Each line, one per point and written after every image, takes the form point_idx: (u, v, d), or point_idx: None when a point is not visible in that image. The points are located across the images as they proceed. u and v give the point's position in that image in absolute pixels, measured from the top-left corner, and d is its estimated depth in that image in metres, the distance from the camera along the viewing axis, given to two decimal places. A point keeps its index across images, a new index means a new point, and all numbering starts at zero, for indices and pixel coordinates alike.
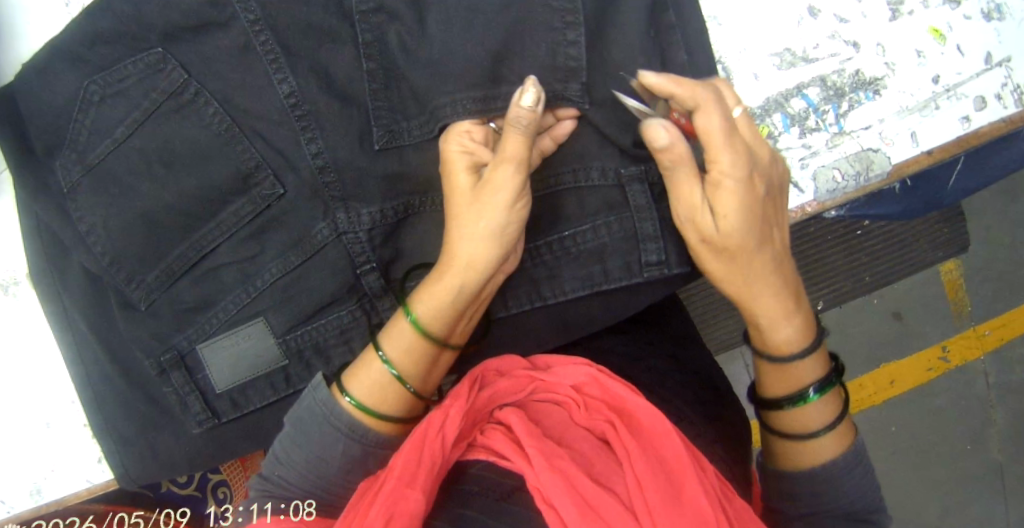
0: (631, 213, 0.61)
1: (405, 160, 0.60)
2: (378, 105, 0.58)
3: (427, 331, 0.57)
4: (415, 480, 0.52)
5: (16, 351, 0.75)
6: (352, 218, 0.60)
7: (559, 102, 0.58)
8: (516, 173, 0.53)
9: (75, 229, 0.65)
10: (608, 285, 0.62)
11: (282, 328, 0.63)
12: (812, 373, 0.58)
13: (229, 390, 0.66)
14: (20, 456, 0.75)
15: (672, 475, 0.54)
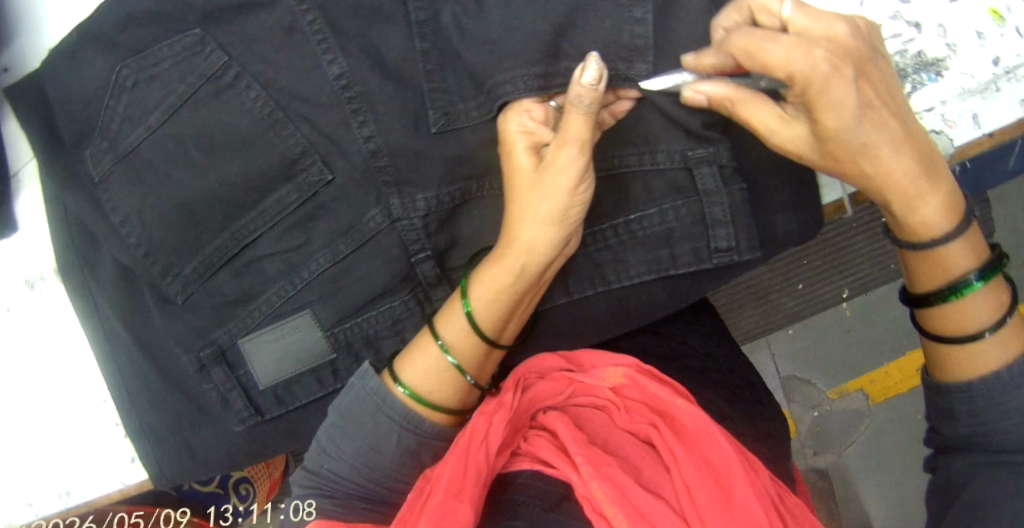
0: (699, 197, 0.59)
1: (462, 143, 0.57)
2: (433, 87, 0.55)
3: (490, 315, 0.55)
4: (463, 490, 0.52)
5: (45, 348, 0.73)
6: (407, 204, 0.58)
7: (623, 85, 0.55)
8: (580, 153, 0.50)
9: (108, 220, 0.63)
10: (675, 271, 0.61)
11: (331, 320, 0.61)
12: (968, 260, 0.52)
13: (273, 386, 0.64)
14: (52, 454, 0.74)
15: (718, 478, 0.56)
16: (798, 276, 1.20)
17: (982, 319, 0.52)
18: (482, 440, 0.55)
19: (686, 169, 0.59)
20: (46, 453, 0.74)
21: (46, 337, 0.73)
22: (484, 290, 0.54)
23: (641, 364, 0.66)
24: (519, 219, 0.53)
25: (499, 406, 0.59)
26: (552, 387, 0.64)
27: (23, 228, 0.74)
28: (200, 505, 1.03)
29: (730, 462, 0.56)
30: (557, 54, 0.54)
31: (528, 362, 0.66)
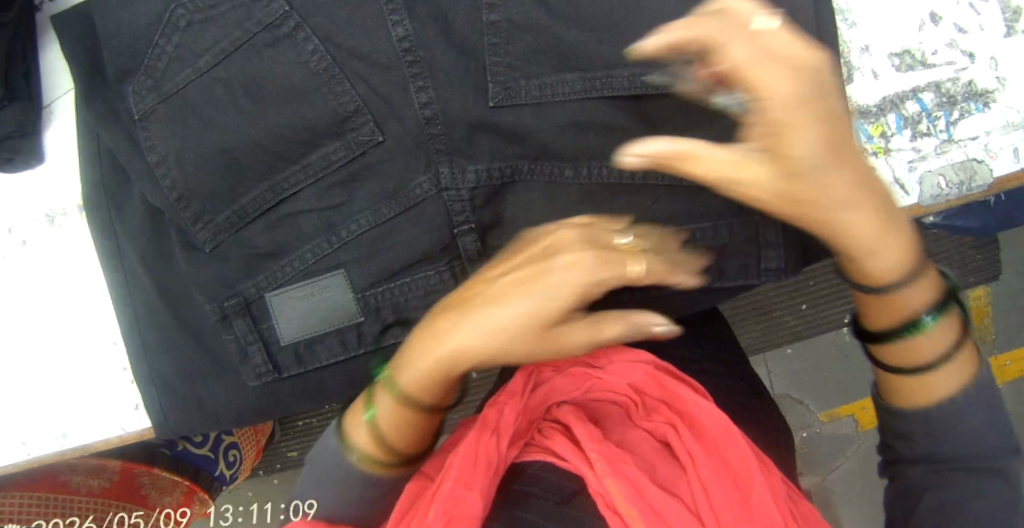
0: (756, 218, 0.59)
1: (519, 122, 0.56)
2: (496, 60, 0.55)
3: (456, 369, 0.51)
4: (474, 481, 0.55)
5: (59, 285, 0.72)
6: (457, 174, 0.58)
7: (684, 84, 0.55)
8: (580, 276, 0.47)
9: (144, 159, 0.62)
10: (721, 284, 0.60)
11: (364, 283, 0.61)
12: (925, 298, 0.46)
13: (295, 343, 0.63)
14: (54, 394, 0.73)
15: (735, 478, 0.56)
16: (802, 297, 1.22)
17: (940, 355, 0.47)
18: (494, 433, 0.60)
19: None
20: (48, 392, 0.73)
21: (64, 272, 0.72)
22: (412, 380, 0.52)
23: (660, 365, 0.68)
24: (466, 326, 0.49)
25: (512, 396, 0.64)
26: (569, 383, 0.67)
27: (49, 159, 0.73)
28: (191, 467, 1.00)
29: (747, 462, 0.56)
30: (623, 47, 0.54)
31: (548, 356, 0.69)
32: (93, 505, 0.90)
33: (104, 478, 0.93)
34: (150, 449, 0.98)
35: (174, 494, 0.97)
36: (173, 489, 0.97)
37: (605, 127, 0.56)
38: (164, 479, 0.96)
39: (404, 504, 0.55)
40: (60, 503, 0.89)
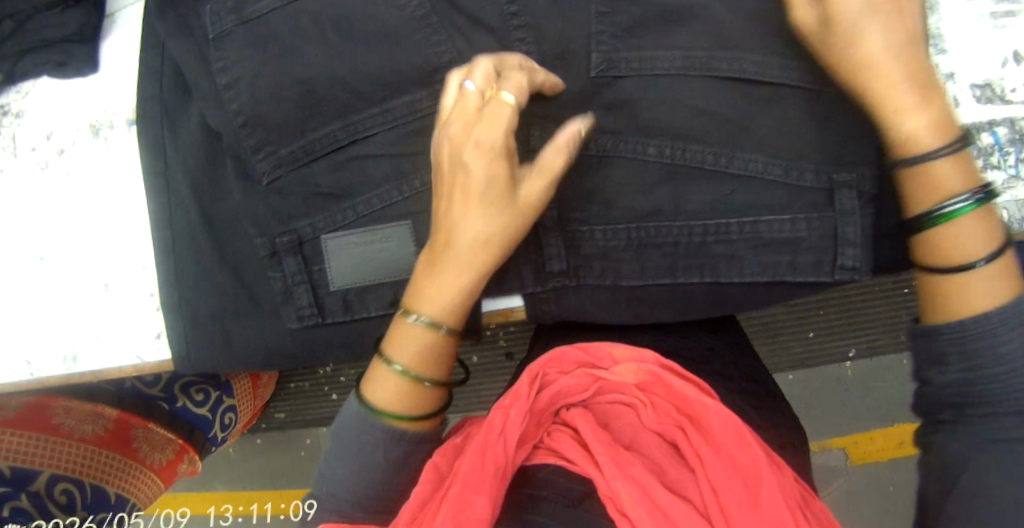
0: (836, 216, 0.54)
1: (614, 92, 0.56)
2: (602, 30, 0.55)
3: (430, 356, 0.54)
4: (481, 484, 0.51)
5: (97, 201, 0.70)
6: (545, 138, 0.57)
7: (786, 87, 0.54)
8: (542, 177, 0.50)
9: (214, 81, 0.60)
10: (792, 279, 0.56)
11: (426, 238, 0.60)
12: (960, 183, 0.46)
13: (344, 289, 0.62)
14: (74, 312, 0.70)
15: (747, 478, 0.53)
16: (812, 326, 1.18)
17: (967, 244, 0.46)
18: (500, 433, 0.56)
19: (825, 189, 0.54)
20: (68, 309, 0.70)
21: (104, 187, 0.70)
22: (437, 308, 0.53)
23: (665, 360, 0.63)
24: (462, 213, 0.50)
25: (516, 398, 0.59)
26: (573, 384, 0.62)
27: (103, 71, 0.71)
28: (187, 425, 0.99)
29: (758, 464, 0.53)
30: (731, 41, 0.54)
31: (551, 357, 0.65)
32: (90, 450, 0.87)
33: (99, 426, 0.90)
34: (149, 400, 0.97)
35: (164, 450, 0.97)
36: (164, 445, 0.96)
37: (696, 110, 0.55)
38: (158, 435, 0.95)
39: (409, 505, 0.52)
40: (54, 444, 0.85)
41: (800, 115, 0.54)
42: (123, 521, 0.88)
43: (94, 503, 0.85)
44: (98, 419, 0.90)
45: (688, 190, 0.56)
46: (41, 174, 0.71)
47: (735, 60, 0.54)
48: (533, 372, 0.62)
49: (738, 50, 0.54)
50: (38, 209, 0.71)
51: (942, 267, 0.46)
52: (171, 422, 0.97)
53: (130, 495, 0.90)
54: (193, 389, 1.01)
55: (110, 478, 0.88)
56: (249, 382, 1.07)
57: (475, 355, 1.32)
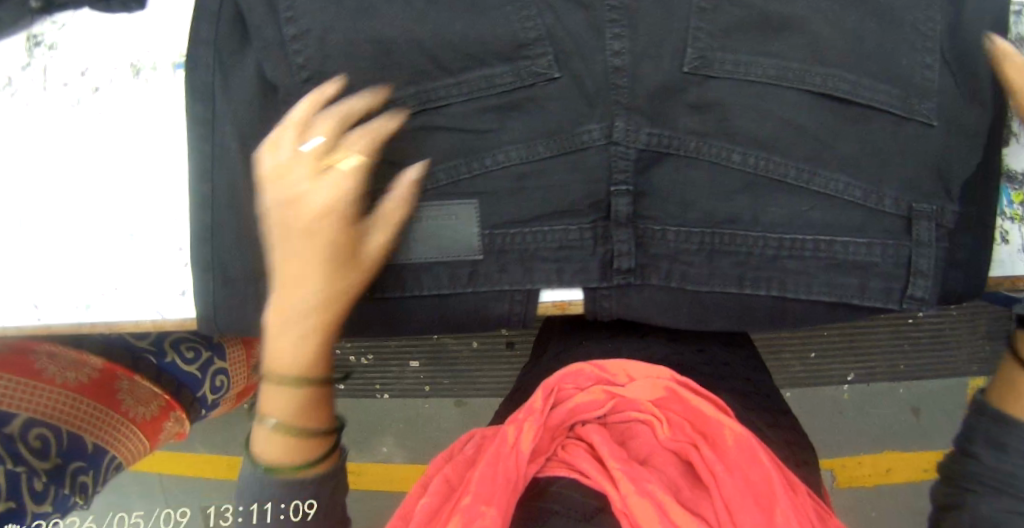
0: (910, 245, 0.54)
1: (703, 93, 0.55)
2: (701, 26, 0.54)
3: (322, 317, 0.48)
4: (493, 496, 0.52)
5: (134, 143, 0.66)
6: (630, 132, 0.55)
7: (873, 109, 0.54)
8: (354, 178, 0.48)
9: (280, 29, 0.57)
10: (861, 303, 0.55)
11: (494, 219, 0.57)
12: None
13: (400, 264, 0.58)
14: (93, 258, 0.66)
15: (760, 501, 0.51)
16: (811, 346, 1.14)
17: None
18: (512, 448, 0.58)
19: (904, 218, 0.54)
20: (87, 254, 0.66)
21: (140, 131, 0.67)
22: (290, 363, 0.49)
23: (681, 379, 0.63)
24: (296, 200, 0.47)
25: (531, 413, 0.61)
26: (589, 401, 0.63)
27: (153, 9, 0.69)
28: (174, 381, 0.91)
29: (773, 486, 0.52)
30: (827, 57, 0.54)
31: (568, 371, 0.65)
32: (71, 395, 0.81)
33: (83, 373, 0.84)
34: (135, 354, 0.89)
35: (149, 407, 0.88)
36: (150, 401, 0.88)
37: (784, 120, 0.54)
38: (144, 389, 0.88)
39: None
40: (36, 388, 0.79)
41: (883, 138, 0.54)
42: (98, 474, 0.80)
43: (67, 450, 0.77)
44: (83, 364, 0.84)
45: (766, 201, 0.55)
46: (68, 109, 0.67)
47: (830, 76, 0.53)
48: (548, 387, 0.62)
49: (833, 65, 0.54)
50: (60, 146, 0.67)
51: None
52: (158, 377, 0.90)
53: (110, 448, 0.82)
54: (183, 344, 0.94)
55: (87, 428, 0.80)
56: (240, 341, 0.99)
57: (475, 342, 1.28)
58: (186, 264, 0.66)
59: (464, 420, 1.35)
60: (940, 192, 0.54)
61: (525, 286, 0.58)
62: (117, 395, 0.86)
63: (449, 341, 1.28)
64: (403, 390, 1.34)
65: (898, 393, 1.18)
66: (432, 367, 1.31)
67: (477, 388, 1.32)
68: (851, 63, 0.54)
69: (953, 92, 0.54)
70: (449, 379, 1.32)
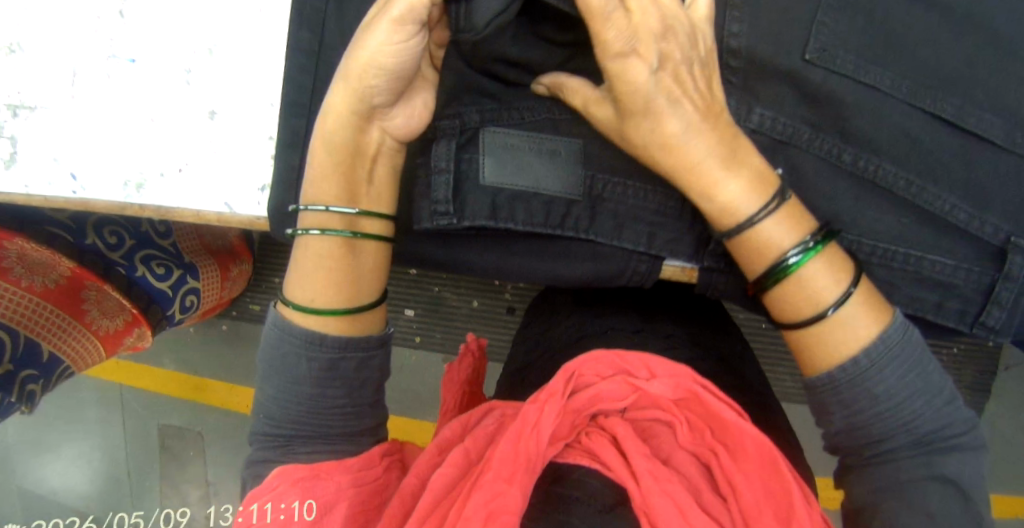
0: (995, 274, 0.57)
1: (826, 86, 0.53)
2: (826, 20, 0.53)
3: (350, 102, 0.56)
4: (514, 476, 0.50)
5: (231, 32, 0.74)
6: (742, 112, 0.55)
7: (976, 136, 0.55)
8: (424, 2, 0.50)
9: None
10: (934, 319, 0.58)
11: (603, 166, 0.62)
12: (790, 238, 0.52)
13: (494, 186, 0.61)
14: (180, 129, 0.75)
15: (779, 512, 0.50)
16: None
17: (826, 291, 0.52)
18: (535, 428, 0.53)
19: (999, 246, 0.56)
20: (174, 127, 0.75)
21: (237, 21, 0.74)
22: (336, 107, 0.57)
23: (705, 380, 0.57)
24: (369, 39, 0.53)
25: (551, 395, 0.56)
26: (614, 391, 0.58)
27: None
28: (145, 296, 0.97)
29: (793, 498, 0.50)
30: (952, 78, 0.54)
31: (589, 355, 0.59)
32: (34, 300, 0.86)
33: (49, 279, 0.88)
34: (107, 263, 0.93)
35: (115, 319, 0.96)
36: (117, 314, 0.96)
37: (895, 129, 0.54)
38: (113, 300, 0.94)
39: (432, 491, 0.52)
40: (9, 293, 0.84)
41: (986, 168, 0.55)
42: (48, 381, 0.88)
43: (22, 356, 0.85)
44: (50, 271, 0.88)
45: (862, 204, 0.56)
46: None
47: (940, 98, 0.54)
48: (571, 366, 0.58)
49: (944, 84, 0.54)
50: (151, 22, 0.75)
51: (801, 322, 0.53)
52: (127, 292, 0.94)
53: (66, 358, 0.91)
54: (154, 261, 0.98)
55: (52, 336, 0.89)
56: (200, 244, 1.07)
57: (477, 300, 1.25)
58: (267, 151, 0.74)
59: None
60: None
61: (614, 243, 0.63)
62: (83, 304, 0.92)
63: (449, 293, 1.26)
64: (394, 336, 1.31)
65: None
66: (427, 318, 1.28)
67: None
68: (962, 86, 0.54)
69: None
70: (443, 332, 1.28)
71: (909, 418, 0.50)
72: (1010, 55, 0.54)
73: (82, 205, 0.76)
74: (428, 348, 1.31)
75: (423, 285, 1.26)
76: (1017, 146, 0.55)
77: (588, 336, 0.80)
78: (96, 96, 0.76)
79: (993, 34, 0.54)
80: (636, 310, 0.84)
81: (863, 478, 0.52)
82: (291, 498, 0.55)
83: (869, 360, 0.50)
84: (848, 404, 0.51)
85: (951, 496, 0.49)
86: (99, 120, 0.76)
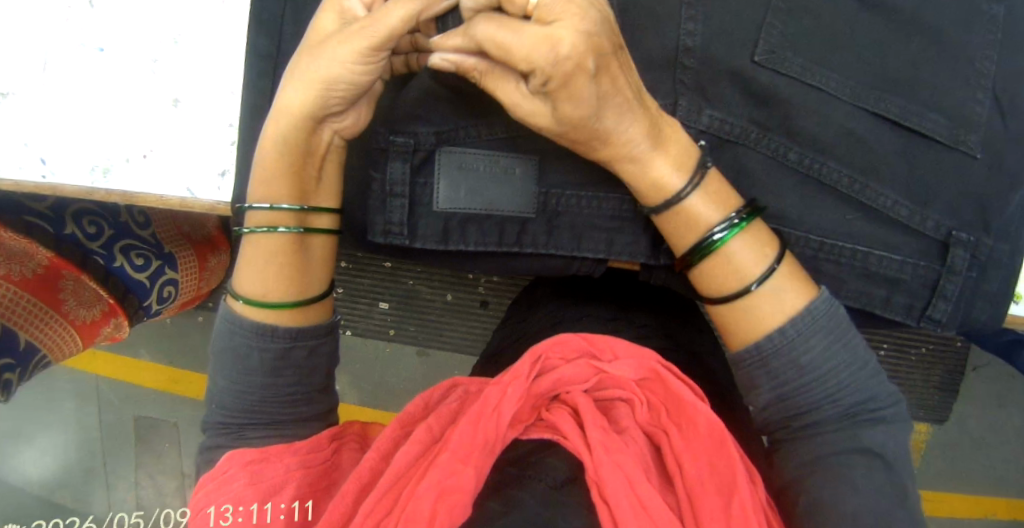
0: (941, 269, 0.58)
1: (771, 86, 0.55)
2: (773, 23, 0.55)
3: (309, 105, 0.55)
4: (470, 455, 0.50)
5: (193, 23, 0.74)
6: (693, 113, 0.56)
7: (919, 134, 0.57)
8: (378, 39, 0.51)
9: None
10: (883, 313, 0.60)
11: (556, 181, 0.63)
12: (718, 214, 0.54)
13: (448, 210, 0.63)
14: (141, 117, 0.75)
15: (725, 491, 0.50)
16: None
17: (749, 266, 0.54)
18: (495, 408, 0.54)
19: (942, 241, 0.58)
20: (135, 115, 0.75)
21: (200, 10, 0.74)
22: (284, 122, 0.56)
23: (666, 362, 0.61)
24: (319, 62, 0.53)
25: (515, 377, 0.56)
26: (576, 373, 0.59)
27: None
28: (123, 287, 0.95)
29: (738, 476, 0.50)
30: (896, 80, 0.56)
31: (554, 340, 0.61)
32: (13, 289, 0.86)
33: (27, 268, 0.88)
34: (85, 251, 0.92)
35: (92, 309, 0.94)
36: (94, 304, 0.94)
37: (840, 128, 0.56)
38: (90, 290, 0.92)
39: (394, 468, 0.52)
40: None
41: (929, 166, 0.57)
42: (26, 370, 0.88)
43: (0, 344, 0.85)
44: (30, 260, 0.88)
45: (810, 201, 0.58)
46: None
47: (881, 98, 0.56)
48: (539, 347, 0.59)
49: (884, 86, 0.56)
50: (119, 10, 0.75)
51: (731, 293, 0.54)
52: (104, 280, 0.93)
53: (43, 346, 0.90)
54: (133, 251, 0.96)
55: (28, 325, 0.88)
56: (177, 233, 1.04)
57: (449, 294, 1.25)
58: (229, 141, 0.75)
59: (426, 372, 1.34)
60: (979, 225, 0.58)
61: (574, 253, 0.64)
62: (60, 294, 0.91)
63: (423, 287, 1.25)
64: (366, 328, 1.31)
65: None
66: (400, 310, 1.28)
67: (440, 338, 1.29)
68: (902, 89, 0.56)
69: (999, 130, 0.57)
70: (418, 325, 1.28)
71: (834, 390, 0.52)
72: (949, 59, 0.56)
73: (50, 190, 0.75)
74: (402, 340, 1.31)
75: (396, 279, 1.25)
76: (958, 144, 0.57)
77: (562, 324, 0.80)
78: (59, 81, 0.75)
79: (934, 36, 0.56)
80: (614, 301, 0.82)
81: (793, 451, 0.53)
82: (291, 498, 0.54)
83: (796, 331, 0.52)
84: (775, 375, 0.53)
85: (875, 467, 0.50)
86: (65, 104, 0.75)
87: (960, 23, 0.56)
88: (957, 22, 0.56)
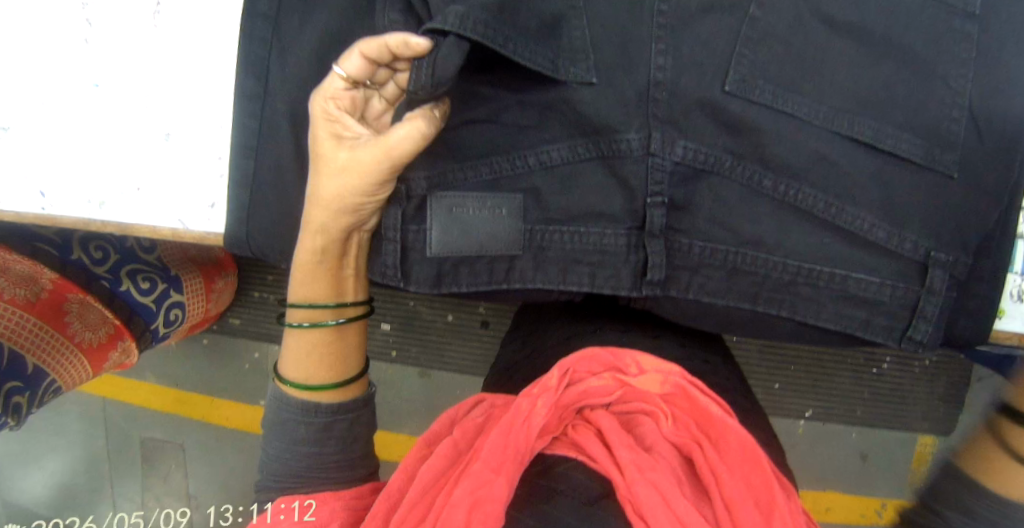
0: (919, 289, 0.59)
1: (744, 114, 0.57)
2: (743, 53, 0.56)
3: (338, 222, 0.62)
4: (503, 464, 0.50)
5: (183, 59, 0.75)
6: (666, 145, 0.59)
7: (894, 158, 0.58)
8: (388, 163, 0.57)
9: None
10: (863, 334, 0.61)
11: (536, 218, 0.63)
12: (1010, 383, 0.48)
13: (441, 255, 0.64)
14: (133, 152, 0.76)
15: (761, 504, 0.49)
16: (778, 377, 1.11)
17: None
18: (524, 420, 0.54)
19: (921, 262, 0.59)
20: (128, 151, 0.76)
21: (188, 47, 0.75)
22: (315, 239, 0.63)
23: (692, 376, 0.59)
24: (333, 185, 0.59)
25: (542, 390, 0.56)
26: (601, 387, 0.59)
27: None
28: (127, 309, 0.96)
29: (774, 490, 0.49)
30: (869, 103, 0.57)
31: (580, 354, 0.61)
32: (18, 314, 0.86)
33: (32, 291, 0.89)
34: (92, 276, 0.93)
35: (98, 331, 0.94)
36: (100, 326, 0.94)
37: (814, 154, 0.58)
38: (95, 312, 0.93)
39: (423, 481, 0.53)
40: None
41: (906, 188, 0.58)
42: (36, 394, 0.88)
43: (6, 368, 0.85)
44: (35, 284, 0.89)
45: (786, 226, 0.59)
46: (128, 16, 0.76)
47: (855, 122, 0.57)
48: (564, 362, 0.58)
49: (859, 110, 0.57)
50: (115, 47, 0.76)
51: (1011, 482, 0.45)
52: (110, 303, 0.94)
53: (52, 371, 0.89)
54: (139, 276, 0.98)
55: (37, 350, 0.88)
56: (183, 256, 1.06)
57: (451, 315, 1.26)
58: (219, 175, 0.76)
59: (428, 393, 1.35)
60: (958, 245, 0.58)
61: (561, 287, 0.64)
62: (66, 318, 0.91)
63: (425, 309, 1.27)
64: (369, 350, 1.32)
65: (848, 436, 1.13)
66: (402, 332, 1.29)
67: (443, 359, 1.30)
68: (877, 113, 0.57)
69: (976, 150, 0.57)
70: (420, 347, 1.29)
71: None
72: (924, 83, 0.57)
73: (51, 221, 0.77)
74: (405, 362, 1.32)
75: (398, 301, 1.26)
76: (933, 166, 0.57)
77: (576, 338, 0.76)
78: (56, 117, 0.77)
79: (908, 58, 0.57)
80: (606, 314, 0.78)
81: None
82: (293, 499, 0.60)
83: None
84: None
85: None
86: (65, 139, 0.77)
87: (935, 44, 0.56)
88: (931, 44, 0.56)
